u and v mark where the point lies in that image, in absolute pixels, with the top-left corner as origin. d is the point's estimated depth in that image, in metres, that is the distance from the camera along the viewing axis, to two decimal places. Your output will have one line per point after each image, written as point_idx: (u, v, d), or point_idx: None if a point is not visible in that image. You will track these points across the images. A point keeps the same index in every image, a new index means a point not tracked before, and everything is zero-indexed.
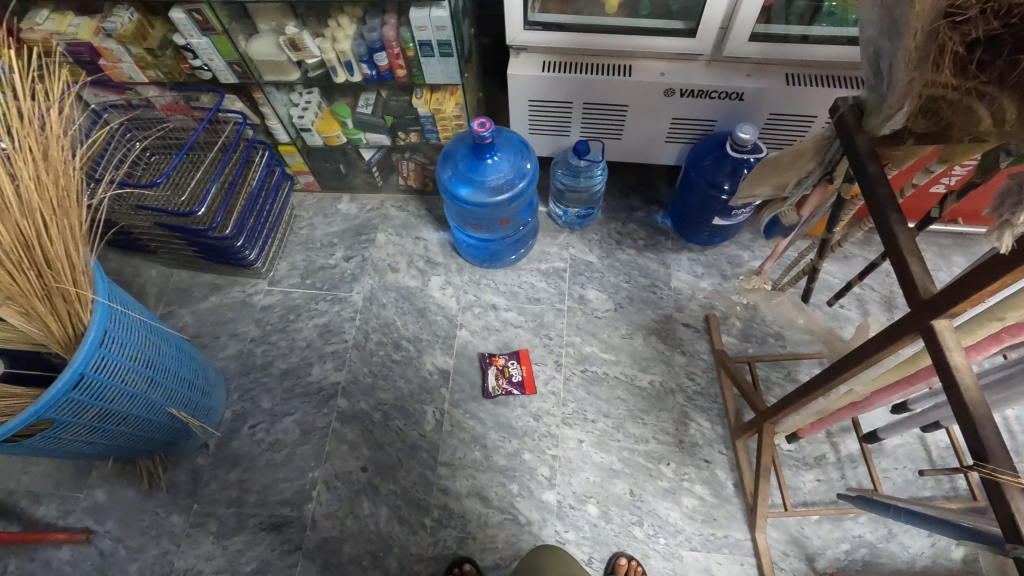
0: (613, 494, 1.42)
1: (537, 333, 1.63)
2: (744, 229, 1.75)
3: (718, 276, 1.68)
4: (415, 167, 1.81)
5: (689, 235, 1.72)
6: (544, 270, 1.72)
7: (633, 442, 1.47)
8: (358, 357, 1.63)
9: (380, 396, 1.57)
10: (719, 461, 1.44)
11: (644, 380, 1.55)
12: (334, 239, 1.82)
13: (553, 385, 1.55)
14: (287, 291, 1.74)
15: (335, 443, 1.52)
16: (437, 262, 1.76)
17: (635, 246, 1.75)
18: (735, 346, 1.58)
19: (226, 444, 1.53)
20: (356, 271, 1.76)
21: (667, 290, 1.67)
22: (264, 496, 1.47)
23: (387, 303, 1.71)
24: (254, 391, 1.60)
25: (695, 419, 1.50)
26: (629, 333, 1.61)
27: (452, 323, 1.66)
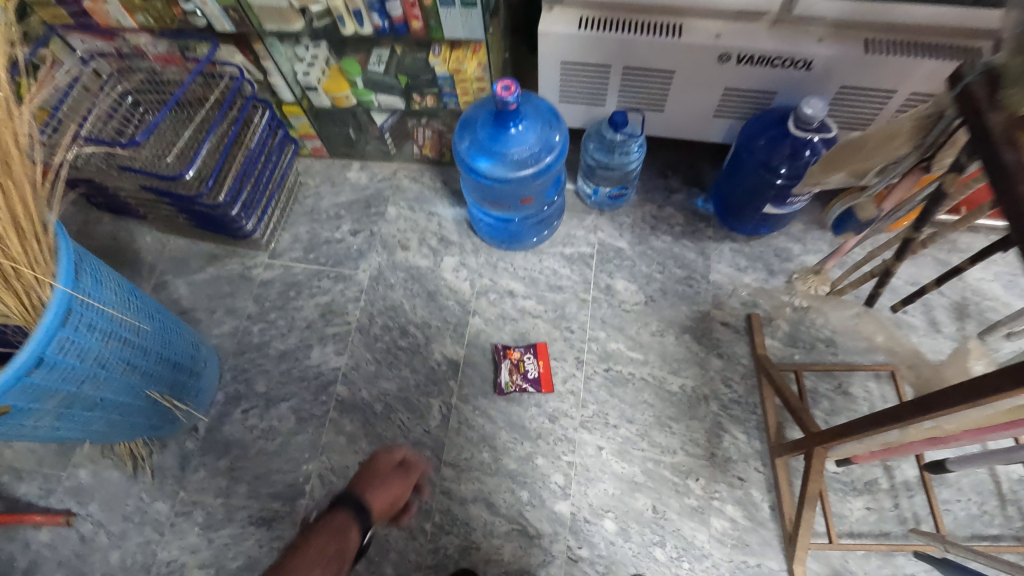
0: (634, 510, 1.28)
1: (558, 325, 1.48)
2: (797, 220, 1.55)
3: (764, 271, 1.50)
4: (432, 136, 1.64)
5: (733, 224, 1.53)
6: (569, 255, 1.56)
7: (659, 453, 1.32)
8: (362, 343, 1.50)
9: (384, 385, 1.45)
10: (755, 479, 1.29)
11: (675, 384, 1.39)
12: (341, 210, 1.68)
13: (574, 384, 1.40)
14: (289, 265, 1.61)
15: (333, 435, 1.40)
16: (451, 241, 1.61)
17: (671, 233, 1.57)
18: (779, 351, 1.40)
19: (218, 428, 1.42)
20: (364, 247, 1.62)
21: (705, 284, 1.50)
22: (255, 487, 1.36)
23: (395, 283, 1.57)
24: (249, 372, 1.49)
25: (731, 431, 1.34)
26: (660, 331, 1.45)
27: (466, 309, 1.52)
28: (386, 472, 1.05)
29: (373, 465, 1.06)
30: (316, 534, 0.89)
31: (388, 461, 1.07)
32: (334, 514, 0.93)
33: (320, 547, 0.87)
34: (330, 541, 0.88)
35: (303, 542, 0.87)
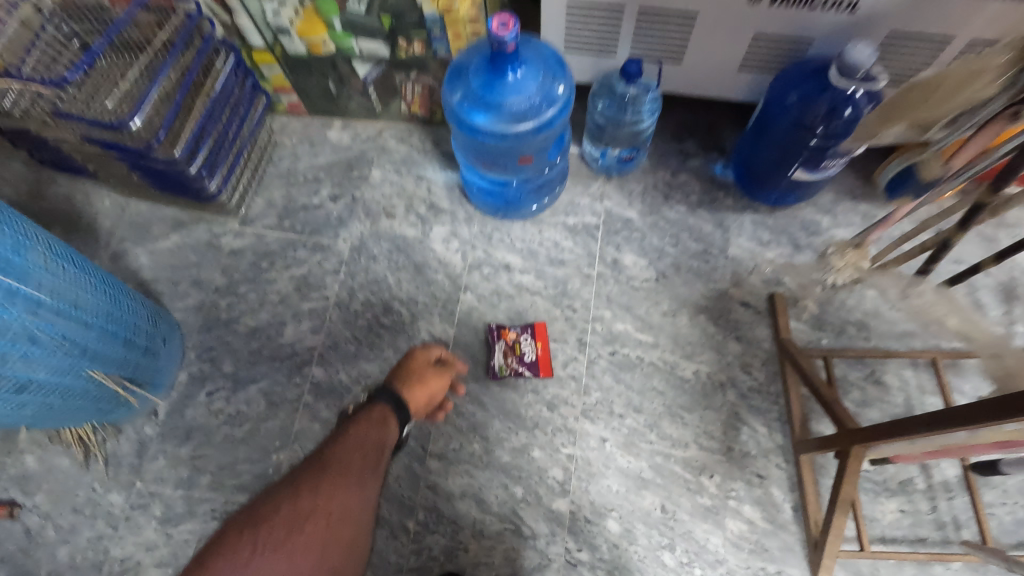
0: (640, 509, 1.15)
1: (558, 302, 1.33)
2: (827, 189, 1.39)
3: (789, 245, 1.34)
4: (422, 92, 1.46)
5: (756, 192, 1.38)
6: (572, 225, 1.40)
7: (669, 446, 1.19)
8: (340, 320, 1.35)
9: (365, 367, 1.31)
10: (776, 477, 1.16)
11: (687, 370, 1.25)
12: (320, 172, 1.51)
13: (575, 369, 1.26)
14: (261, 234, 1.45)
15: (307, 422, 1.26)
16: (442, 209, 1.45)
17: (686, 202, 1.41)
18: (805, 334, 1.26)
19: (179, 413, 1.28)
20: (345, 214, 1.46)
21: (724, 259, 1.35)
22: (220, 478, 1.23)
23: (378, 255, 1.41)
24: (215, 351, 1.34)
25: (749, 423, 1.20)
26: (672, 312, 1.30)
27: (456, 285, 1.37)
28: (423, 367, 1.15)
29: (409, 364, 1.15)
30: (357, 427, 1.01)
31: (425, 358, 1.16)
32: (372, 408, 1.05)
33: (358, 442, 0.98)
34: (373, 429, 1.01)
35: (345, 435, 0.99)
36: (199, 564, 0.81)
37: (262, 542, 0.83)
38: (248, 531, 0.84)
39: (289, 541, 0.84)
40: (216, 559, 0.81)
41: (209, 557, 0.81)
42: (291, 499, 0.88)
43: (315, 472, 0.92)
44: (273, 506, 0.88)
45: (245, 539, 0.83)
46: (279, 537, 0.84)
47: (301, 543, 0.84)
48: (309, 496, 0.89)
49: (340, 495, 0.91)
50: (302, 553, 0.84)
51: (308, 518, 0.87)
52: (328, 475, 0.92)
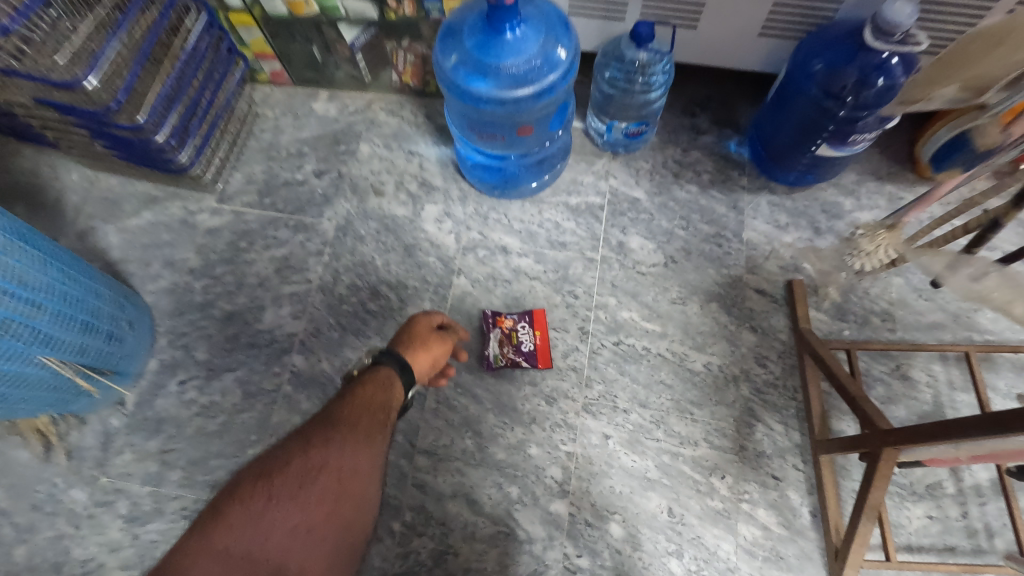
0: (645, 512, 1.06)
1: (559, 288, 1.23)
2: (850, 169, 1.29)
3: (808, 229, 1.24)
4: (414, 61, 1.36)
5: (774, 171, 1.27)
6: (574, 205, 1.30)
7: (677, 444, 1.10)
8: (323, 305, 1.26)
9: (349, 356, 1.21)
10: (793, 479, 1.07)
11: (698, 362, 1.15)
12: (304, 147, 1.41)
13: (576, 360, 1.17)
14: (239, 211, 1.35)
15: (286, 415, 1.17)
16: (434, 186, 1.35)
17: (697, 182, 1.31)
18: (826, 325, 1.16)
19: (149, 403, 1.19)
20: (330, 191, 1.36)
21: (738, 243, 1.25)
22: (191, 475, 1.13)
23: (366, 235, 1.31)
24: (188, 337, 1.24)
25: (764, 420, 1.11)
26: (681, 299, 1.21)
27: (449, 268, 1.27)
28: (428, 331, 1.02)
29: (412, 327, 1.01)
30: (364, 386, 0.88)
31: (429, 323, 1.03)
32: (379, 368, 0.92)
33: (370, 399, 0.86)
34: (382, 390, 0.88)
35: (354, 391, 0.87)
36: (208, 515, 0.70)
37: (275, 493, 0.72)
38: (260, 480, 0.73)
39: (304, 493, 0.73)
40: (229, 508, 0.70)
41: (222, 506, 0.70)
42: (305, 449, 0.77)
43: (327, 424, 0.81)
44: (287, 455, 0.76)
45: (257, 489, 0.72)
46: (294, 489, 0.73)
47: (317, 496, 0.74)
48: (316, 453, 0.76)
49: (356, 448, 0.79)
50: (318, 506, 0.73)
51: (323, 469, 0.75)
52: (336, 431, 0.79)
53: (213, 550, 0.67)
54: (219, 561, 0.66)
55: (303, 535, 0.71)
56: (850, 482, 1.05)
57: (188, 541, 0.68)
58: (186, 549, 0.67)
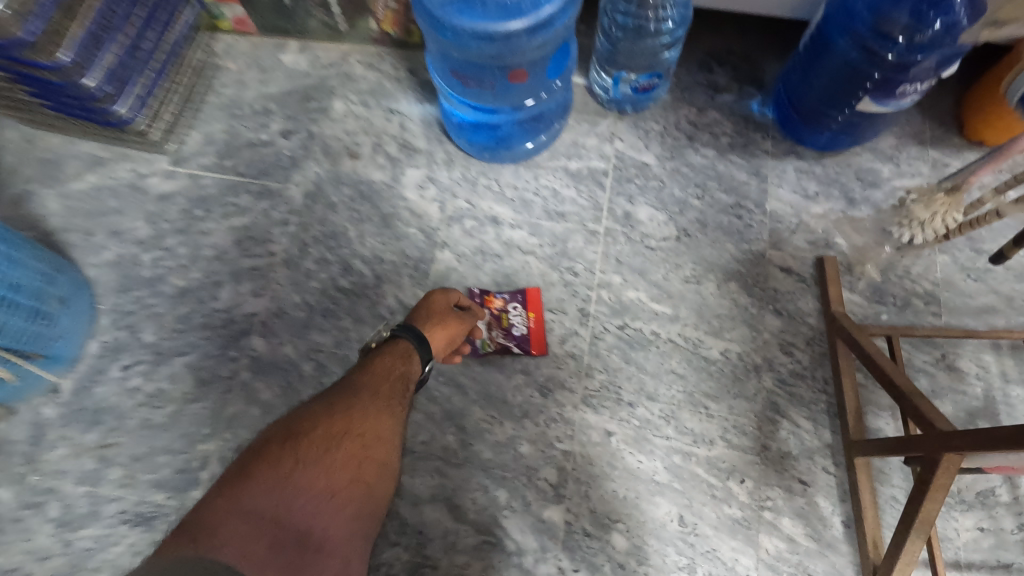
0: (653, 521, 0.92)
1: (556, 264, 1.08)
2: (889, 132, 1.13)
3: (840, 199, 1.09)
4: (397, 8, 1.18)
5: (803, 133, 1.12)
6: (575, 170, 1.15)
7: (690, 443, 0.96)
8: (288, 282, 1.10)
9: (316, 339, 1.06)
10: (823, 484, 0.93)
11: (715, 349, 1.01)
12: (270, 103, 1.24)
13: (575, 346, 1.02)
14: (195, 175, 1.19)
15: (243, 405, 1.03)
16: (417, 149, 1.19)
17: (715, 146, 1.15)
18: (861, 308, 1.02)
19: (87, 390, 1.04)
20: (298, 153, 1.20)
21: (760, 215, 1.09)
22: (133, 473, 0.99)
23: (338, 203, 1.16)
24: (134, 316, 1.09)
25: (790, 416, 0.97)
26: (695, 278, 1.06)
27: (432, 241, 1.12)
28: (448, 308, 0.93)
29: (431, 301, 0.92)
30: (380, 359, 0.82)
31: (449, 301, 0.94)
32: (396, 341, 0.85)
33: (384, 374, 0.81)
34: (397, 365, 0.82)
35: (368, 365, 0.81)
36: (233, 473, 0.65)
37: (303, 456, 0.68)
38: (286, 444, 0.69)
39: (329, 456, 0.70)
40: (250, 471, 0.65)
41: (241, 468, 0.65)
42: (327, 416, 0.74)
43: (345, 393, 0.77)
44: (309, 421, 0.72)
45: (283, 452, 0.68)
46: (320, 452, 0.69)
47: (340, 461, 0.70)
48: (342, 416, 0.74)
49: (374, 418, 0.76)
50: (341, 471, 0.69)
51: (346, 437, 0.72)
52: (360, 398, 0.77)
53: (240, 509, 0.62)
54: (248, 521, 0.61)
55: (328, 499, 0.67)
56: (889, 488, 0.92)
57: (213, 500, 0.63)
58: (210, 509, 0.62)
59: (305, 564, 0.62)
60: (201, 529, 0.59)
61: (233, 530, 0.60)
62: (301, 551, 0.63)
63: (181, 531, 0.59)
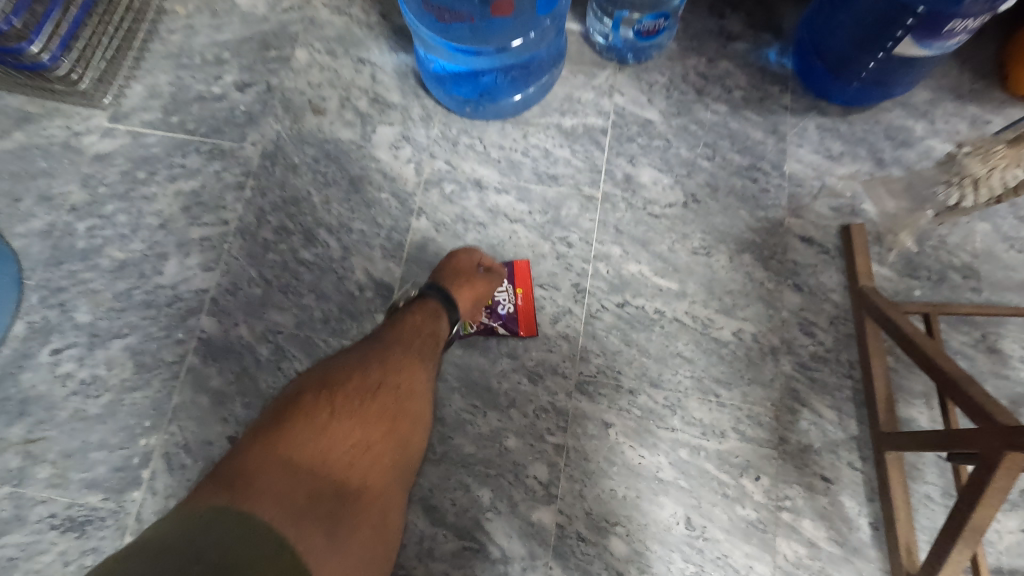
0: (656, 524, 0.81)
1: (547, 234, 0.95)
2: (923, 84, 1.00)
3: (867, 160, 0.97)
4: None
5: (828, 85, 0.98)
6: (569, 128, 1.01)
7: (699, 436, 0.84)
8: (243, 254, 0.97)
9: (275, 319, 0.94)
10: (848, 481, 0.82)
11: (726, 330, 0.89)
12: (223, 50, 1.09)
13: (569, 326, 0.90)
14: (137, 133, 1.04)
15: (190, 394, 0.90)
16: (390, 103, 1.05)
17: (727, 100, 1.02)
18: (890, 283, 0.90)
19: (12, 377, 0.91)
20: (255, 109, 1.05)
21: (778, 178, 0.97)
22: (64, 471, 0.87)
23: (300, 165, 1.02)
24: (66, 293, 0.95)
25: (811, 405, 0.85)
26: (705, 249, 0.94)
27: (406, 208, 0.99)
28: (473, 268, 0.87)
29: (456, 260, 0.87)
30: (407, 317, 0.81)
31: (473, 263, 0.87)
32: (423, 301, 0.83)
33: (414, 331, 0.80)
34: (426, 323, 0.81)
35: (396, 324, 0.80)
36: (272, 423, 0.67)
37: (337, 410, 0.70)
38: (320, 396, 0.70)
39: (365, 408, 0.71)
40: (290, 420, 0.67)
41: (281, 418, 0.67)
42: (363, 367, 0.75)
43: (376, 347, 0.77)
44: (341, 374, 0.74)
45: (318, 404, 0.69)
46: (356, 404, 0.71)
47: (374, 413, 0.72)
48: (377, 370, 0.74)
49: (407, 372, 0.76)
50: (375, 423, 0.71)
51: (379, 389, 0.73)
52: (392, 353, 0.77)
53: (279, 460, 0.64)
54: (285, 471, 0.63)
55: (359, 452, 0.68)
56: (923, 486, 0.81)
57: (255, 448, 0.65)
58: (250, 458, 0.64)
59: (342, 509, 0.64)
60: (243, 477, 0.61)
61: (271, 478, 0.61)
62: (338, 500, 0.64)
63: (223, 478, 0.62)
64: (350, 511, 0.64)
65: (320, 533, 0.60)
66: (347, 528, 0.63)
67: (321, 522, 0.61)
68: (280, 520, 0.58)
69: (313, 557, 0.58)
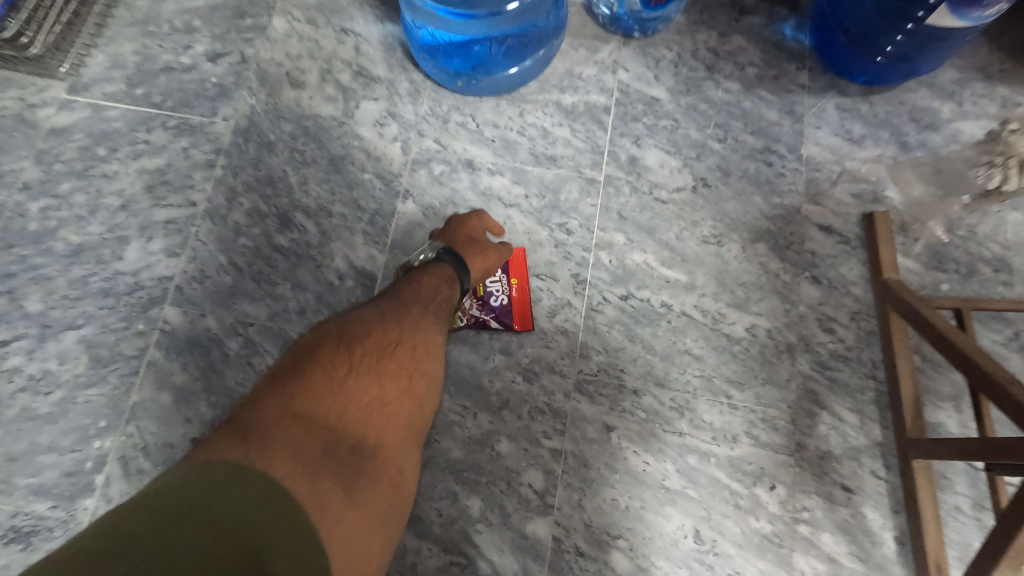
0: (662, 537, 0.74)
1: (545, 220, 0.87)
2: (951, 62, 0.93)
3: (891, 143, 0.90)
4: None
5: (850, 62, 0.90)
6: (570, 106, 0.93)
7: (708, 441, 0.77)
8: (212, 239, 0.89)
9: (245, 310, 0.86)
10: (870, 492, 0.75)
11: (739, 325, 0.82)
12: (193, 17, 1.00)
13: (568, 320, 0.82)
14: (98, 105, 0.95)
15: (151, 392, 0.82)
16: (375, 77, 0.96)
17: (740, 78, 0.94)
18: (916, 276, 0.83)
19: None
20: (227, 81, 0.97)
21: (795, 162, 0.89)
22: (9, 476, 0.79)
23: (276, 143, 0.93)
24: (15, 279, 0.87)
25: (830, 408, 0.79)
26: (715, 237, 0.86)
27: (392, 190, 0.91)
28: (484, 236, 0.81)
29: (469, 226, 0.80)
30: (422, 277, 0.74)
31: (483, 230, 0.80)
32: (434, 264, 0.75)
33: (430, 293, 0.73)
34: (441, 287, 0.74)
35: (413, 283, 0.73)
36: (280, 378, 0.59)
37: (355, 366, 0.63)
38: (339, 351, 0.63)
39: (381, 367, 0.64)
40: (301, 376, 0.60)
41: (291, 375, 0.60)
42: (379, 324, 0.68)
43: (393, 305, 0.70)
44: (359, 330, 0.66)
45: (336, 357, 0.62)
46: (372, 361, 0.64)
47: (390, 373, 0.65)
48: (395, 327, 0.68)
49: (423, 333, 0.70)
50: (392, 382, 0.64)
51: (397, 348, 0.66)
52: (409, 311, 0.70)
53: (293, 416, 0.56)
54: (299, 427, 0.55)
55: (377, 411, 0.62)
56: (952, 497, 0.74)
57: (261, 404, 0.57)
58: (262, 411, 0.56)
59: (359, 471, 0.57)
60: (254, 430, 0.54)
61: (286, 433, 0.54)
62: (356, 460, 0.57)
63: (231, 431, 0.54)
64: (369, 471, 0.57)
65: (338, 494, 0.53)
66: (365, 489, 0.56)
67: (337, 483, 0.54)
68: (295, 479, 0.51)
69: (330, 519, 0.51)
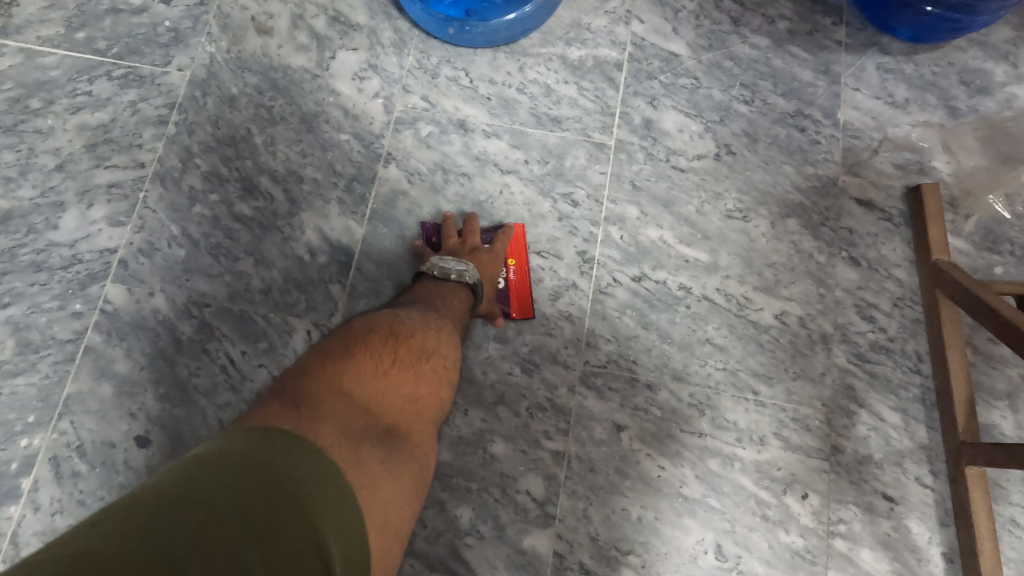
0: (679, 554, 0.65)
1: (546, 189, 0.76)
2: (1005, 19, 0.82)
3: (939, 108, 0.79)
4: None
5: (892, 15, 0.79)
6: (576, 60, 0.82)
7: (732, 442, 0.68)
8: (163, 206, 0.77)
9: (201, 288, 0.74)
10: (914, 501, 0.66)
11: (768, 312, 0.72)
12: None
13: (573, 303, 0.72)
14: (30, 50, 0.82)
15: (88, 382, 0.70)
16: (354, 23, 0.84)
17: (769, 32, 0.83)
18: (965, 259, 0.74)
19: None
20: (183, 26, 0.84)
21: (831, 128, 0.79)
22: None
23: (239, 97, 0.81)
24: None
25: (870, 406, 0.69)
26: (741, 212, 0.76)
27: (372, 153, 0.79)
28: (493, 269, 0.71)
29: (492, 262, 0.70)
30: (446, 291, 0.64)
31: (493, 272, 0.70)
32: (458, 288, 0.65)
33: (456, 310, 0.63)
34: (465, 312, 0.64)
35: (443, 299, 0.63)
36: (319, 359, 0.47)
37: (401, 352, 0.51)
38: (385, 334, 0.52)
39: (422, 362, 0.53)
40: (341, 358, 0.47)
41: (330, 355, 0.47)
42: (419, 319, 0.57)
43: (428, 307, 0.60)
44: (403, 320, 0.55)
45: (382, 341, 0.50)
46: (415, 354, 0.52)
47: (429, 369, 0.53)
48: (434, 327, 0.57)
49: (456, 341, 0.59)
50: (430, 379, 0.52)
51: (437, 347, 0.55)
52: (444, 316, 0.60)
53: (339, 387, 0.45)
54: (346, 400, 0.44)
55: (417, 398, 0.51)
56: (1007, 508, 0.65)
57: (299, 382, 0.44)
58: (304, 380, 0.44)
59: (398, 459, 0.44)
60: (299, 400, 0.42)
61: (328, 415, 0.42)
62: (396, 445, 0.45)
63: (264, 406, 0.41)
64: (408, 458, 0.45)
65: (386, 470, 0.42)
66: (410, 476, 0.44)
67: (382, 463, 0.42)
68: (345, 452, 0.39)
69: (375, 494, 0.39)
